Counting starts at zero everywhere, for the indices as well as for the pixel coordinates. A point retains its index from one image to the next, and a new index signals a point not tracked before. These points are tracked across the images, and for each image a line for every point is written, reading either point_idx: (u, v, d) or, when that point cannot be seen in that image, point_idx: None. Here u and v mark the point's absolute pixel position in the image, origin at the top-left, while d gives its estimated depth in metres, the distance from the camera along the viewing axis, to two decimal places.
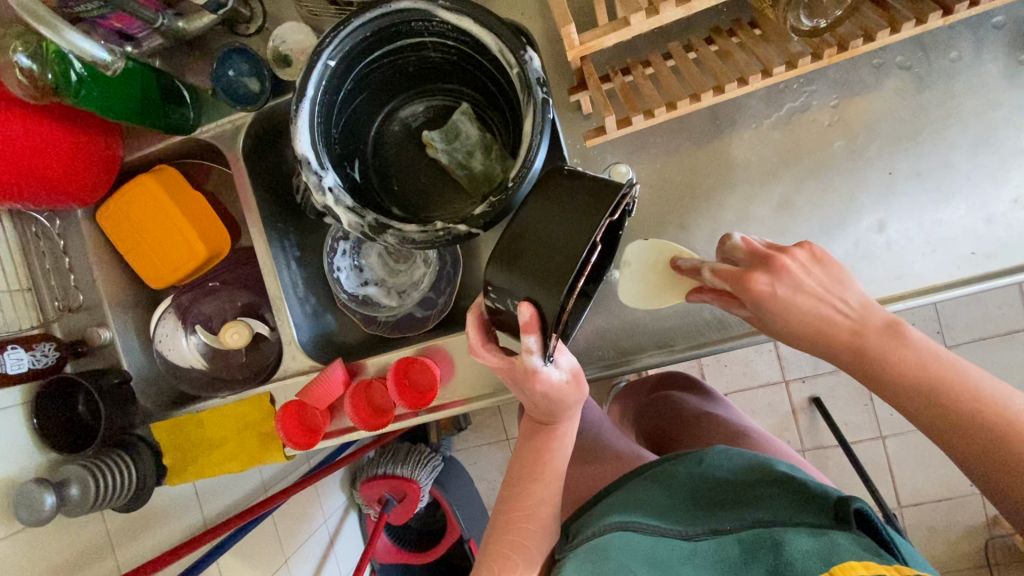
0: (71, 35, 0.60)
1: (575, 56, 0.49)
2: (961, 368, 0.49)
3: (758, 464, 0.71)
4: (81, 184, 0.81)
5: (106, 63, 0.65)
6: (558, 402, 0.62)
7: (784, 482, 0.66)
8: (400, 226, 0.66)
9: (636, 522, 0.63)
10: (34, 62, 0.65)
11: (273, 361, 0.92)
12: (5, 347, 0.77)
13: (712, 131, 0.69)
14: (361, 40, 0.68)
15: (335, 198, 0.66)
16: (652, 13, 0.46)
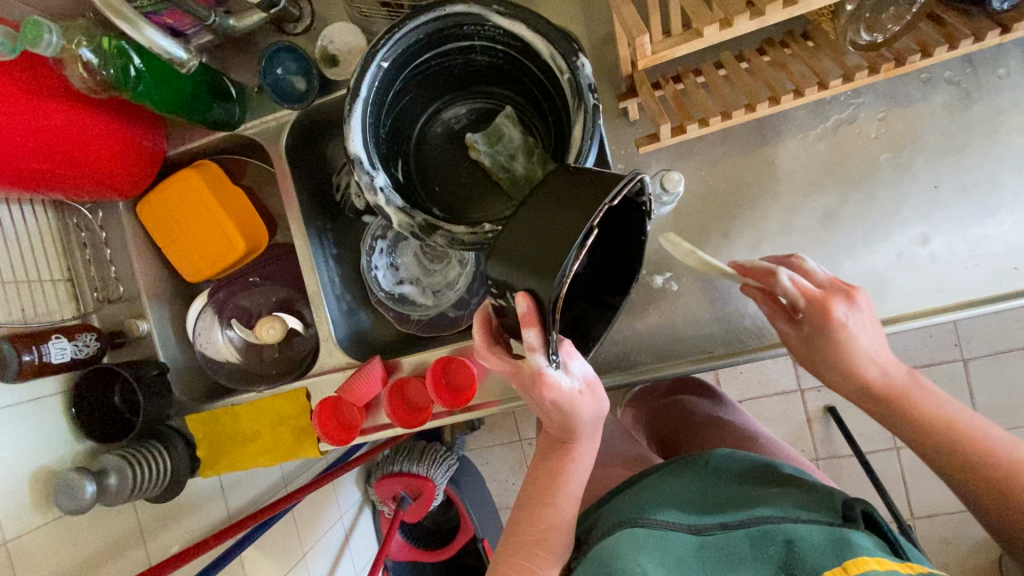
0: (148, 30, 0.61)
1: (644, 66, 0.50)
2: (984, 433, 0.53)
3: (762, 470, 0.72)
4: (126, 176, 0.82)
5: (181, 61, 0.65)
6: (574, 411, 0.58)
7: (792, 485, 0.67)
8: (450, 226, 0.67)
9: (643, 519, 0.63)
10: (97, 56, 0.66)
11: (308, 356, 0.93)
12: (49, 337, 0.78)
13: (757, 141, 0.70)
14: (414, 42, 0.69)
15: (386, 198, 0.67)
16: (725, 25, 0.46)
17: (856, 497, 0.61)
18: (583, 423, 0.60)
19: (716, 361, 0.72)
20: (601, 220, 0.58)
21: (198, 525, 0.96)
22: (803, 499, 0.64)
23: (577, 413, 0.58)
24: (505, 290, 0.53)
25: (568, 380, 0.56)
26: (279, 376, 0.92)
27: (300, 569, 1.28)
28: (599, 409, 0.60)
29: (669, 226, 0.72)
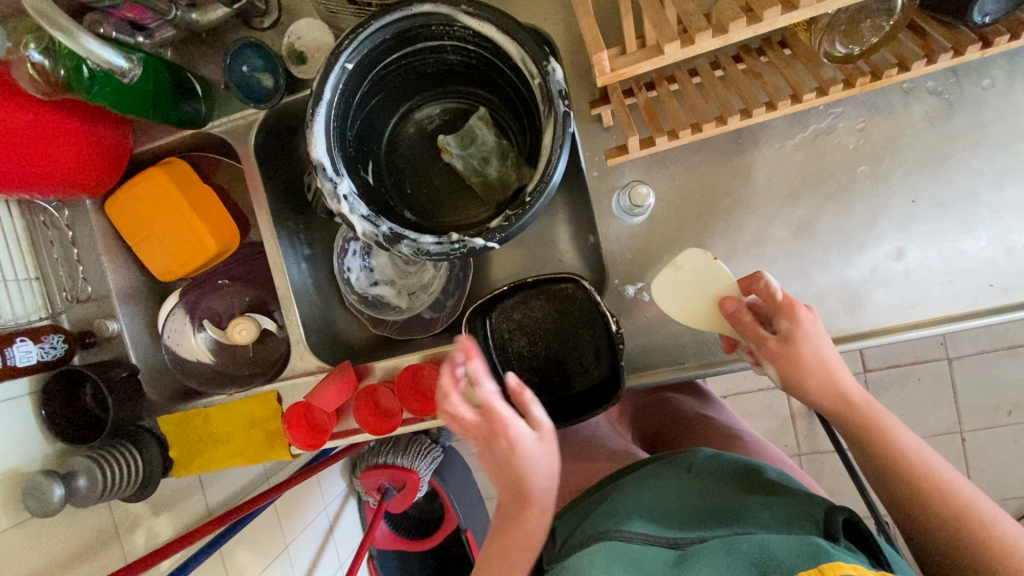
0: (86, 41, 0.57)
1: (605, 84, 0.47)
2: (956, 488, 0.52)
3: (742, 474, 0.70)
4: (91, 178, 0.80)
5: (122, 71, 0.63)
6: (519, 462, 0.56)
7: (773, 490, 0.65)
8: (415, 236, 0.65)
9: (622, 530, 0.61)
10: (46, 57, 0.64)
11: (280, 357, 0.92)
12: (14, 340, 0.76)
13: (734, 149, 0.68)
14: (380, 42, 0.67)
15: (349, 206, 0.65)
16: (688, 43, 0.44)
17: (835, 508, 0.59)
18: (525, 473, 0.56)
19: (688, 371, 0.70)
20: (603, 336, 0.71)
21: (175, 522, 0.97)
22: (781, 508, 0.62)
23: (511, 460, 0.56)
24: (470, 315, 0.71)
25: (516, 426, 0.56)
26: (251, 378, 0.91)
27: (283, 560, 1.29)
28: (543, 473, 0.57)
29: (642, 237, 0.71)
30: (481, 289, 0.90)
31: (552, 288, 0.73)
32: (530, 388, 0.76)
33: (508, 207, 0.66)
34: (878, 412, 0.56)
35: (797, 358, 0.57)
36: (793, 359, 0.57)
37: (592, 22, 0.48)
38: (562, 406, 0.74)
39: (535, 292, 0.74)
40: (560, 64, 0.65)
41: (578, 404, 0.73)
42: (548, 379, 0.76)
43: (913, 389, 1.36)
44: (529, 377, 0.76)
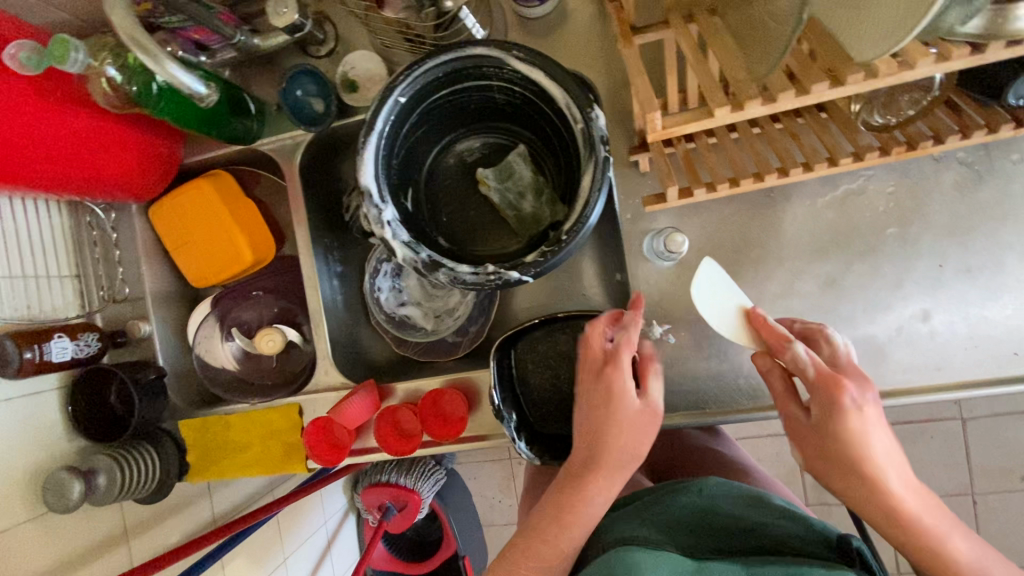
0: (170, 66, 0.61)
1: (656, 138, 0.49)
2: None
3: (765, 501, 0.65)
4: (135, 183, 0.83)
5: (202, 97, 0.66)
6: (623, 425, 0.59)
7: (796, 519, 0.62)
8: (453, 265, 0.67)
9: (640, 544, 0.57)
10: (121, 74, 0.68)
11: (304, 370, 0.94)
12: (52, 335, 0.78)
13: (766, 203, 0.70)
14: (433, 79, 0.70)
15: (392, 232, 0.68)
16: (737, 108, 0.46)
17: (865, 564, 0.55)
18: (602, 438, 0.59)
19: (710, 417, 0.71)
20: None
21: (183, 526, 0.98)
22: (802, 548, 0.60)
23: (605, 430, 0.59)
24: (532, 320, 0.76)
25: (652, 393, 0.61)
26: (274, 388, 0.93)
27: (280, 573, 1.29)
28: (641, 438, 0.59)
29: (671, 281, 0.73)
30: (505, 318, 0.92)
31: (579, 323, 0.76)
32: (548, 422, 0.76)
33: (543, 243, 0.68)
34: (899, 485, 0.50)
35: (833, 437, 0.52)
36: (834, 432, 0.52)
37: (646, 81, 0.50)
38: None
39: (561, 326, 0.77)
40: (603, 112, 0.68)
41: None
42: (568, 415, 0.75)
43: (925, 446, 1.34)
44: (548, 411, 0.76)
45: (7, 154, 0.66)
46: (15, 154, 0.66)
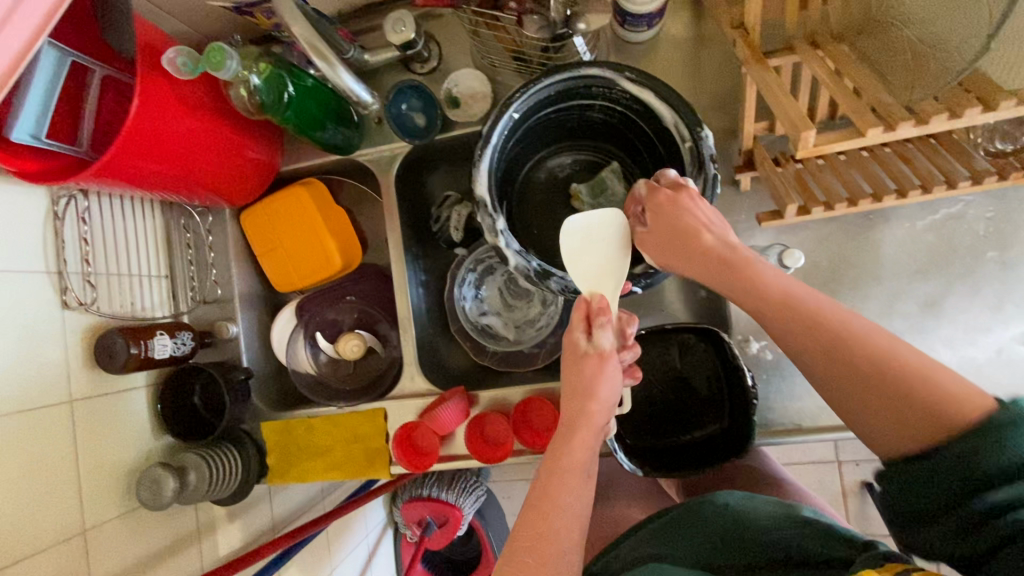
0: (339, 70, 0.65)
1: (802, 158, 0.49)
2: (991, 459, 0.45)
3: (792, 511, 0.62)
4: (235, 187, 0.86)
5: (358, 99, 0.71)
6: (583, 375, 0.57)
7: (778, 514, 0.62)
8: (563, 273, 0.69)
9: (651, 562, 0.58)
10: (263, 83, 0.72)
11: (383, 375, 0.95)
12: (155, 333, 0.81)
13: (865, 224, 0.72)
14: (545, 97, 0.73)
15: (505, 241, 0.70)
16: (889, 128, 0.47)
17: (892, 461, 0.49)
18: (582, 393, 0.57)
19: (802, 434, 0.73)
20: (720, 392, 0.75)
21: (251, 529, 0.98)
22: (915, 515, 0.48)
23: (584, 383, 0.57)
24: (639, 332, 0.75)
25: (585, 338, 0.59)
26: (353, 393, 0.94)
27: None
28: (613, 393, 0.58)
29: None
30: None
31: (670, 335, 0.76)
32: (639, 433, 0.76)
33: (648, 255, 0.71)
34: (862, 325, 0.48)
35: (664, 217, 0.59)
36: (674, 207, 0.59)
37: (794, 102, 0.50)
38: (673, 453, 0.74)
39: (652, 339, 0.77)
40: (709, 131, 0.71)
41: (689, 453, 0.73)
42: (659, 428, 0.76)
43: None
44: (640, 423, 0.77)
45: (145, 143, 0.67)
46: (155, 149, 0.68)
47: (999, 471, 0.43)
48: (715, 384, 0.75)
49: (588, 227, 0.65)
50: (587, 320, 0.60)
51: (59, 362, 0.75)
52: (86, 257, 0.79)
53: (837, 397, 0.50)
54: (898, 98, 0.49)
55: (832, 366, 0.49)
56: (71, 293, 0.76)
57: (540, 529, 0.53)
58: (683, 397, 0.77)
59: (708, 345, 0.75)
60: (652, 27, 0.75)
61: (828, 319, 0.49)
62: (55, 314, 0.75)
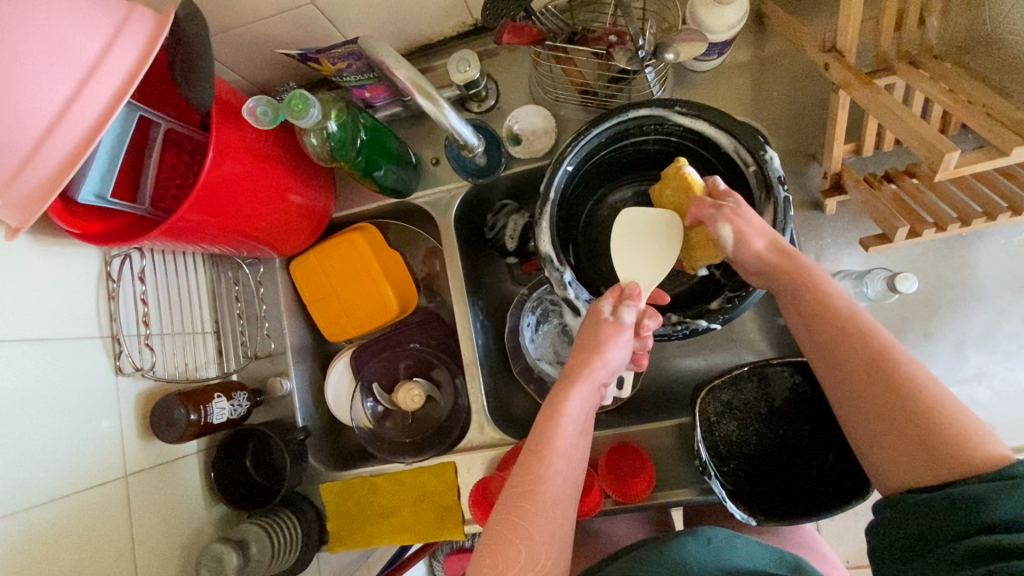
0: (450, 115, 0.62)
1: (941, 179, 0.48)
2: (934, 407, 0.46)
3: (779, 557, 0.61)
4: (293, 238, 0.83)
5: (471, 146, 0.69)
6: (595, 336, 0.57)
7: (768, 557, 0.61)
8: None
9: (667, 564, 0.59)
10: (338, 129, 0.70)
11: (442, 426, 0.89)
12: (212, 396, 0.76)
13: (959, 243, 0.70)
14: (596, 144, 0.72)
15: (575, 292, 0.69)
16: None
17: (901, 493, 0.48)
18: (592, 342, 0.57)
19: None
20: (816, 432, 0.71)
21: None
22: (911, 551, 0.46)
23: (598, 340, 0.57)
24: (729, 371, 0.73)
25: (608, 313, 0.59)
26: (409, 446, 0.88)
27: None
28: (617, 360, 0.57)
29: None
30: (657, 367, 0.89)
31: (765, 369, 0.72)
32: (736, 477, 0.72)
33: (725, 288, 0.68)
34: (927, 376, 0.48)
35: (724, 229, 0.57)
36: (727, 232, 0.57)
37: (923, 123, 0.49)
38: (778, 497, 0.69)
39: (747, 374, 0.73)
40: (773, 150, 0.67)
41: (795, 496, 0.68)
42: (755, 472, 0.72)
43: None
44: (737, 465, 0.72)
45: (211, 200, 0.64)
46: (219, 205, 0.66)
47: (1009, 521, 0.41)
48: (812, 424, 0.71)
49: (642, 219, 0.64)
50: (617, 299, 0.60)
51: (114, 434, 0.70)
52: (139, 318, 0.75)
53: (889, 436, 0.48)
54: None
55: (879, 397, 0.49)
56: (126, 358, 0.72)
57: (524, 486, 0.52)
58: (779, 437, 0.72)
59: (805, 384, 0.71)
60: (721, 54, 0.73)
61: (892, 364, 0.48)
62: (110, 381, 0.70)
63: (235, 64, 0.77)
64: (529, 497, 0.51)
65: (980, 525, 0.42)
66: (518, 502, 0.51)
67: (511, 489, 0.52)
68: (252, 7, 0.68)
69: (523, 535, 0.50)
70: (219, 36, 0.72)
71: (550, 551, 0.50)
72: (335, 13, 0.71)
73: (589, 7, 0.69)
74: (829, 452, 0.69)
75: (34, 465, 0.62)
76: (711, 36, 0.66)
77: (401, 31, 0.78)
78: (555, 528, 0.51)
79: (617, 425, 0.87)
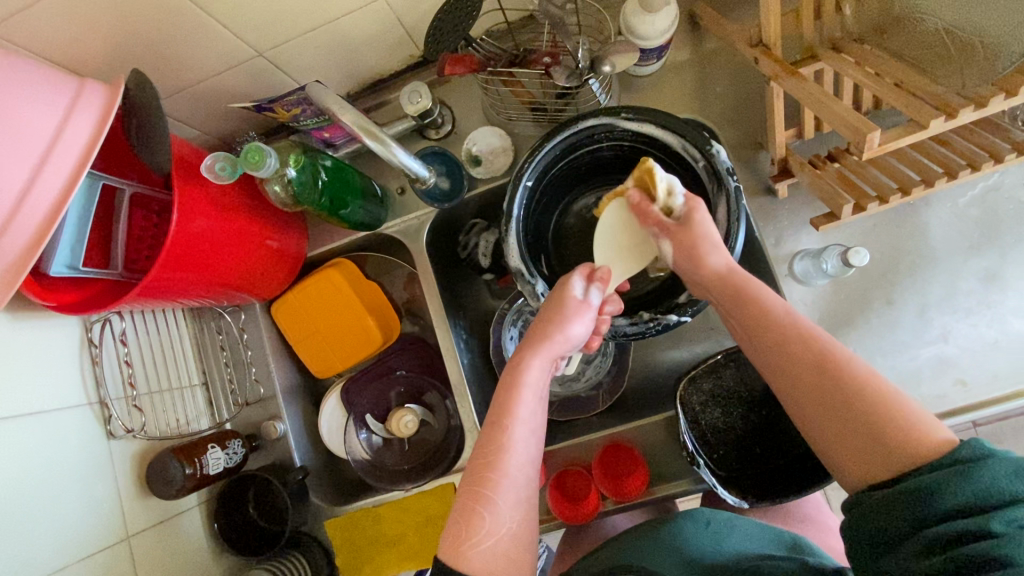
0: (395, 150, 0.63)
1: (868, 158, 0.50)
2: (885, 398, 0.46)
3: (778, 538, 0.64)
4: (268, 284, 0.84)
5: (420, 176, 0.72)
6: (554, 311, 0.58)
7: (768, 538, 0.64)
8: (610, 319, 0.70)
9: (666, 551, 0.63)
10: (298, 174, 0.71)
11: (439, 450, 0.90)
12: (206, 448, 0.77)
13: (908, 210, 0.72)
14: (552, 157, 0.75)
15: None
16: (950, 115, 0.48)
17: (862, 491, 0.46)
18: (551, 319, 0.58)
19: None
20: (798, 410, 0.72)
21: None
22: (877, 549, 0.45)
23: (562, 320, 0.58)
24: (709, 360, 0.75)
25: (579, 291, 0.60)
26: (409, 473, 0.89)
27: None
28: (575, 338, 0.59)
29: (829, 297, 0.73)
30: (641, 364, 0.91)
31: (741, 355, 0.75)
32: (727, 462, 0.74)
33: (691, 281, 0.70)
34: (861, 360, 0.47)
35: (682, 238, 0.56)
36: (686, 243, 0.56)
37: (845, 106, 0.52)
38: (766, 479, 0.70)
39: (724, 361, 0.76)
40: (720, 144, 0.70)
41: (782, 476, 0.70)
42: (744, 457, 0.73)
43: None
44: (726, 450, 0.74)
45: (182, 261, 0.66)
46: (193, 262, 0.67)
47: (959, 506, 0.41)
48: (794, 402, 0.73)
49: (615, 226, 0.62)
50: (587, 278, 0.61)
51: (111, 497, 0.70)
52: (125, 380, 0.76)
53: (839, 434, 0.47)
54: (947, 89, 0.52)
55: (824, 397, 0.48)
56: (116, 421, 0.73)
57: (490, 458, 0.52)
58: (766, 420, 0.74)
59: None
60: (660, 58, 0.75)
61: (825, 356, 0.48)
62: (102, 446, 0.71)
63: (194, 121, 0.79)
64: (493, 467, 0.51)
65: (933, 514, 0.41)
66: (484, 472, 0.51)
67: (475, 459, 0.53)
68: (203, 66, 0.70)
69: (488, 505, 0.50)
70: (172, 96, 0.73)
71: (516, 517, 0.51)
72: (284, 62, 0.74)
73: (527, 28, 0.73)
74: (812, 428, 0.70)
75: (33, 539, 0.62)
76: (645, 42, 0.69)
77: (352, 71, 0.80)
78: (517, 495, 0.51)
79: (609, 425, 0.88)
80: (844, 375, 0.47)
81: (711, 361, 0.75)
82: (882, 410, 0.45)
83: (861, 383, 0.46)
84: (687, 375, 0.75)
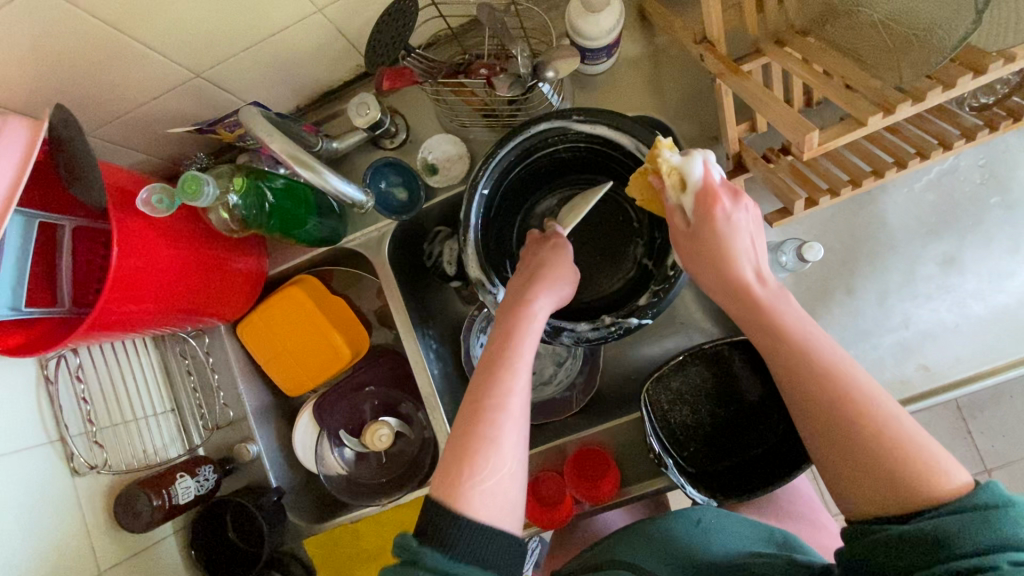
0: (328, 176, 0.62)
1: (809, 157, 0.50)
2: (906, 444, 0.45)
3: (769, 536, 0.63)
4: (230, 307, 0.83)
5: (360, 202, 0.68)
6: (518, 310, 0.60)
7: (759, 537, 0.63)
8: (573, 325, 0.70)
9: (658, 548, 0.62)
10: (242, 200, 0.70)
11: (416, 462, 0.89)
12: (174, 477, 0.77)
13: (865, 198, 0.72)
14: (507, 163, 0.74)
15: None
16: (888, 111, 0.47)
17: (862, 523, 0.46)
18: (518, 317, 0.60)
19: None
20: (766, 404, 0.72)
21: None
22: None
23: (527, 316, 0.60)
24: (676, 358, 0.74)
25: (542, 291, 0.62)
26: (388, 486, 0.89)
27: None
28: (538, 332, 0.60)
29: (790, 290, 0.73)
30: (613, 363, 0.91)
31: (706, 352, 0.74)
32: (698, 459, 0.74)
33: (650, 284, 0.69)
34: (884, 402, 0.47)
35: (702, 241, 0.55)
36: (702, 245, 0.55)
37: (786, 104, 0.51)
38: (735, 473, 0.72)
39: (690, 359, 0.75)
40: None
41: (752, 470, 0.71)
42: (715, 454, 0.74)
43: None
44: (697, 447, 0.74)
45: (127, 289, 0.64)
46: (140, 289, 0.65)
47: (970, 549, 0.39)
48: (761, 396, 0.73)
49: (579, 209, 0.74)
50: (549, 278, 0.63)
51: (79, 533, 0.70)
52: (88, 415, 0.75)
53: (850, 470, 0.47)
54: (887, 82, 0.51)
55: (841, 433, 0.47)
56: (79, 458, 0.72)
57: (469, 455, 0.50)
58: (733, 414, 0.74)
59: (748, 359, 0.73)
60: (611, 56, 0.74)
61: (850, 394, 0.47)
62: (67, 483, 0.71)
63: (139, 146, 0.77)
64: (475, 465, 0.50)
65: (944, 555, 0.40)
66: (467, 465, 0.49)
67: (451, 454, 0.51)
68: (139, 91, 0.68)
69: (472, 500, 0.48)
70: (114, 124, 0.72)
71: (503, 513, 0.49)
72: (226, 82, 0.72)
73: (472, 33, 0.72)
74: (778, 422, 0.71)
75: None
76: (591, 41, 0.67)
77: (299, 85, 0.79)
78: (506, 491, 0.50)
79: (583, 427, 0.88)
80: (861, 415, 0.46)
81: (678, 360, 0.75)
82: (900, 452, 0.45)
83: (881, 425, 0.46)
84: (654, 374, 0.75)
